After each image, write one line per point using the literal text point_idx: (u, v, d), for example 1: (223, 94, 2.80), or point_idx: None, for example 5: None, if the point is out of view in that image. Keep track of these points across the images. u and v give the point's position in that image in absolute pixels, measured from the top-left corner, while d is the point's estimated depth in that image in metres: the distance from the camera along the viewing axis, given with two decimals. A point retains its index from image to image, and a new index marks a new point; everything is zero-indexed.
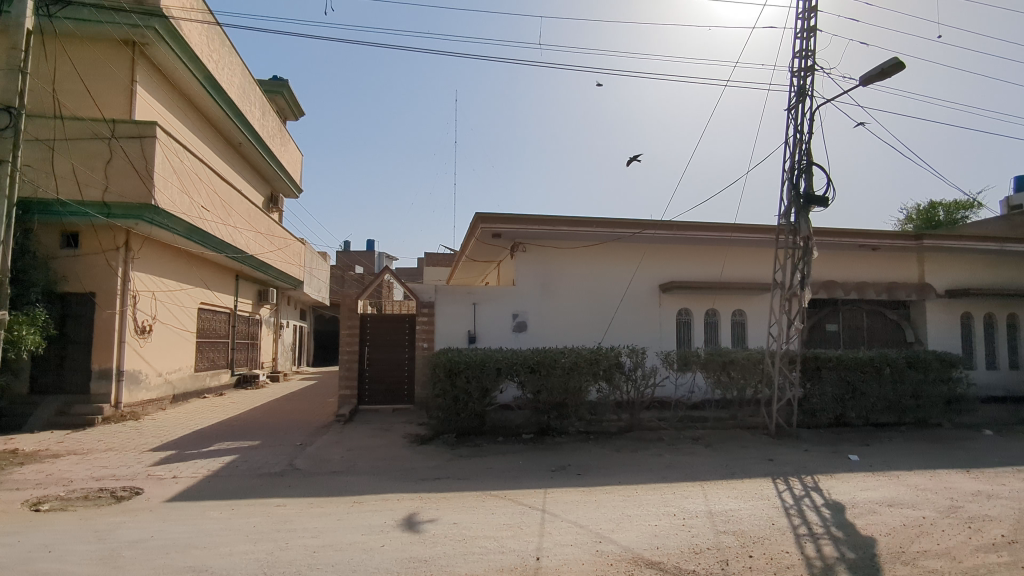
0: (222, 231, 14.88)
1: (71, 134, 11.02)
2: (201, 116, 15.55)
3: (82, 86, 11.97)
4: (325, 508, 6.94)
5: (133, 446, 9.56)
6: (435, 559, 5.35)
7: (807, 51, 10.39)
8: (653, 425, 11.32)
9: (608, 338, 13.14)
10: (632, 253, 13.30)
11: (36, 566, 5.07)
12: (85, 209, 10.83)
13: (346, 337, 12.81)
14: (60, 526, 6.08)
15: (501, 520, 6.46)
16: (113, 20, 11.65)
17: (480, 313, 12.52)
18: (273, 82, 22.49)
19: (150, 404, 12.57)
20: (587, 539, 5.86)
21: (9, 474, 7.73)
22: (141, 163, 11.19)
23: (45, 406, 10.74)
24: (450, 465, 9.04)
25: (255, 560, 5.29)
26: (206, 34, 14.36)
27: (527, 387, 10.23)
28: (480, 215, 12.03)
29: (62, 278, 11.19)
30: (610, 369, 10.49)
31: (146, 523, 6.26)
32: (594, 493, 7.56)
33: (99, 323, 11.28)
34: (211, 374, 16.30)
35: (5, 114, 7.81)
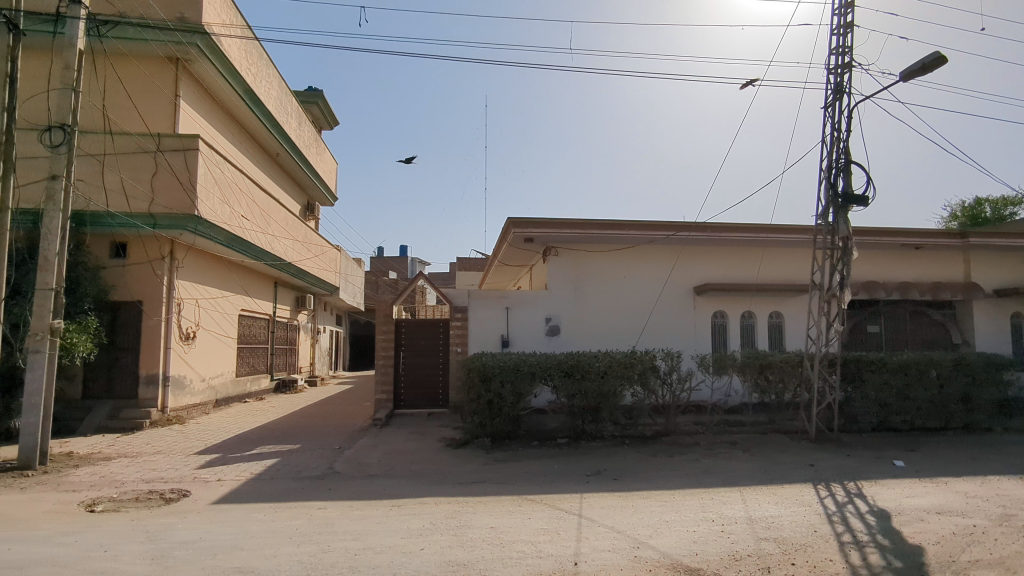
0: (261, 239, 15.24)
1: (120, 149, 11.47)
2: (241, 128, 15.98)
3: (129, 101, 12.41)
4: (363, 511, 7.06)
5: (180, 449, 9.89)
6: (474, 563, 5.40)
7: (844, 47, 10.18)
8: (690, 429, 11.17)
9: (642, 341, 13.04)
10: (665, 255, 13.20)
11: (94, 565, 5.28)
12: (133, 220, 11.22)
13: (382, 342, 12.99)
14: (114, 527, 6.32)
15: (538, 525, 6.48)
16: (158, 38, 12.09)
17: (513, 316, 12.57)
18: (308, 92, 22.99)
19: (194, 409, 12.97)
20: (625, 544, 5.83)
21: (66, 476, 8.06)
22: (185, 176, 11.58)
23: (96, 411, 11.16)
24: (485, 469, 9.09)
25: (299, 562, 5.41)
26: (245, 48, 14.78)
27: (561, 391, 10.22)
28: (513, 219, 12.10)
29: (112, 287, 11.62)
30: (646, 373, 10.41)
31: (194, 525, 6.46)
32: (631, 498, 7.52)
33: (148, 330, 11.68)
34: (251, 379, 16.71)
35: (60, 132, 8.15)
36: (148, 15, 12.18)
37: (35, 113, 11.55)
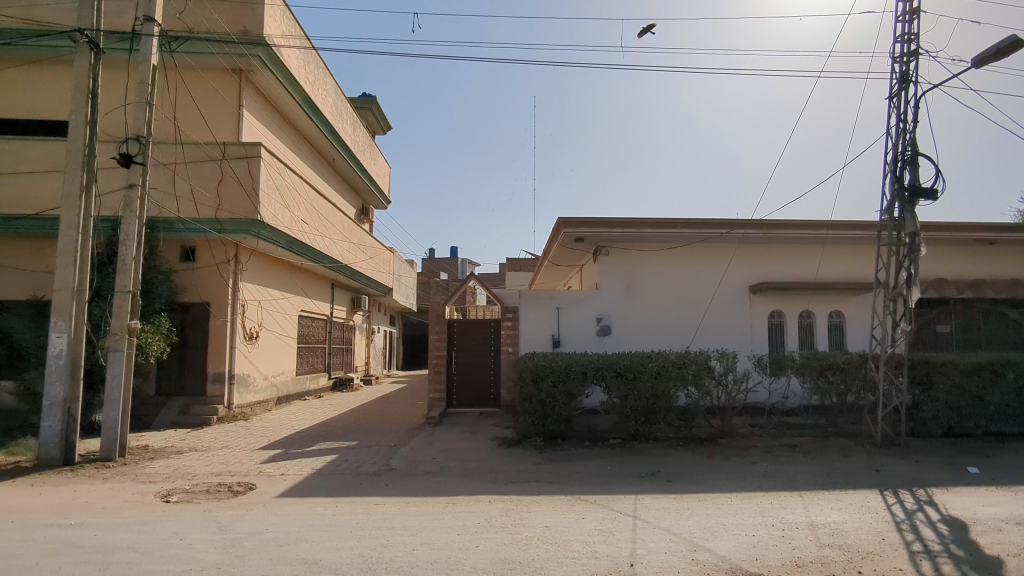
0: (319, 242, 15.76)
1: (189, 158, 12.06)
2: (299, 135, 16.54)
3: (196, 111, 13.01)
4: (420, 507, 7.20)
5: (245, 445, 10.31)
6: (530, 561, 5.43)
7: (910, 34, 9.74)
8: (746, 431, 10.91)
9: (695, 342, 12.82)
10: (719, 253, 12.92)
11: (170, 552, 5.58)
12: (201, 226, 11.78)
13: (434, 342, 13.21)
14: (188, 517, 6.66)
15: (593, 525, 6.46)
16: (223, 51, 12.67)
17: (564, 317, 12.55)
18: (362, 99, 23.54)
19: (258, 406, 13.52)
20: (682, 547, 5.75)
21: (143, 468, 8.54)
22: (249, 182, 12.09)
23: (168, 407, 11.80)
24: (538, 468, 9.13)
25: (360, 555, 5.57)
26: (303, 58, 15.31)
27: (614, 392, 10.13)
28: (563, 219, 12.08)
29: (182, 289, 12.23)
30: (700, 374, 10.23)
31: (261, 517, 6.73)
32: (687, 500, 7.41)
33: (214, 330, 12.25)
34: (311, 377, 17.29)
35: (136, 143, 8.64)
36: (214, 29, 12.76)
37: (114, 125, 12.26)
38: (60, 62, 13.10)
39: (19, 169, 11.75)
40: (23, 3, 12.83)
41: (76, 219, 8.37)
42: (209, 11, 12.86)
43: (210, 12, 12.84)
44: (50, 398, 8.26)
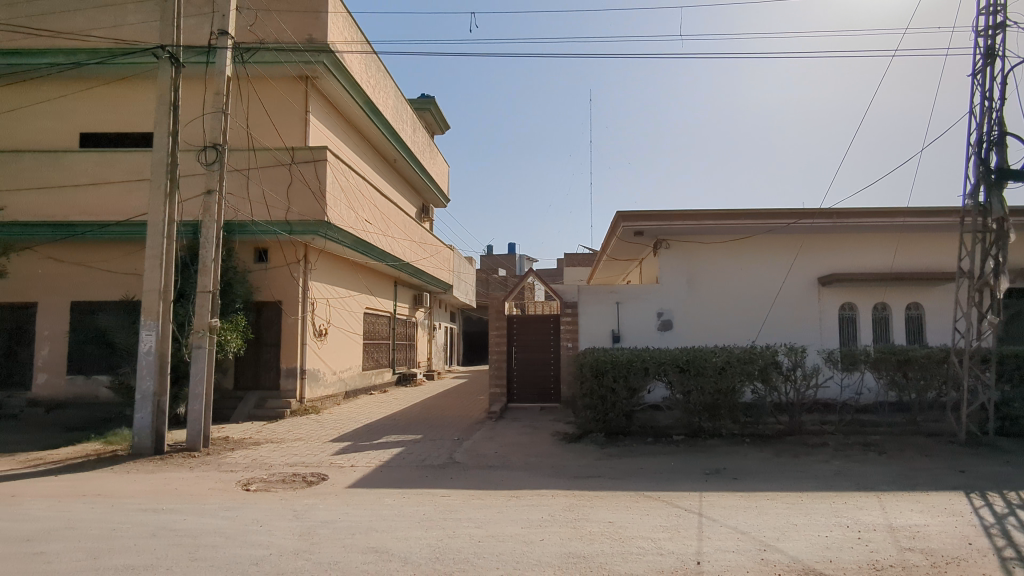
0: (382, 242, 16.20)
1: (261, 163, 12.62)
2: (362, 137, 17.03)
3: (267, 117, 13.61)
4: (484, 500, 7.34)
5: (317, 437, 10.76)
6: (595, 556, 5.44)
7: (996, 6, 9.11)
8: (817, 429, 10.53)
9: (762, 336, 12.44)
10: (786, 245, 12.48)
11: (252, 537, 5.91)
12: (273, 228, 12.35)
13: (495, 337, 13.35)
14: (267, 504, 7.03)
15: (657, 522, 6.40)
16: (291, 59, 13.20)
17: (624, 311, 12.42)
18: (421, 99, 23.96)
19: (328, 400, 14.07)
20: (752, 546, 5.62)
21: (225, 458, 9.07)
22: (316, 184, 12.54)
23: (246, 400, 12.46)
24: (600, 464, 9.11)
25: (428, 545, 5.73)
26: (365, 63, 15.77)
27: (676, 387, 9.94)
28: (621, 213, 11.95)
29: (257, 289, 12.84)
30: (767, 369, 9.93)
31: (334, 506, 7.04)
32: (754, 499, 7.23)
33: (286, 327, 12.81)
34: (376, 372, 17.80)
35: (213, 151, 9.12)
36: (282, 39, 13.33)
37: (192, 134, 13.00)
38: (144, 77, 13.97)
39: (109, 179, 12.61)
40: (110, 24, 13.76)
41: (161, 224, 8.94)
42: (277, 22, 13.50)
43: (278, 23, 13.44)
44: (143, 391, 8.86)
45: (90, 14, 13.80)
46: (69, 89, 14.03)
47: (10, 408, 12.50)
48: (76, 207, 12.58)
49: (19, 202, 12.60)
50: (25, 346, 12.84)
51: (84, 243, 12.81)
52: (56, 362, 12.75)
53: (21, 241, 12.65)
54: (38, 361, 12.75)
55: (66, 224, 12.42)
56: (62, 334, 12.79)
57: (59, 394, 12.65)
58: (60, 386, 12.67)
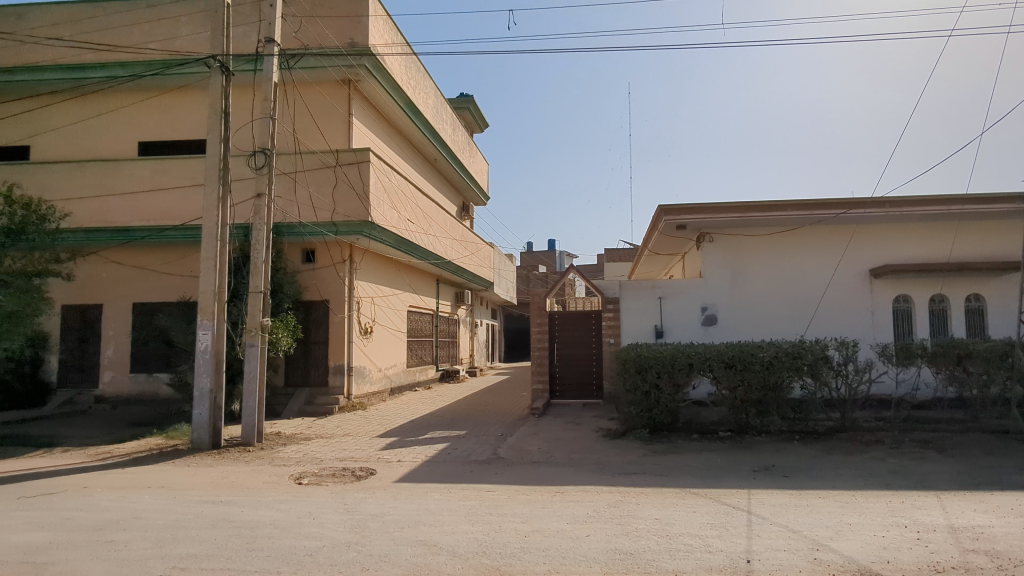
0: (424, 240, 16.41)
1: (307, 166, 12.93)
2: (403, 138, 17.28)
3: (312, 121, 13.96)
4: (530, 496, 7.39)
5: (364, 432, 11.03)
6: (642, 553, 5.41)
7: None
8: (871, 426, 10.19)
9: (811, 331, 12.10)
10: (835, 236, 12.11)
11: (305, 529, 6.11)
12: (320, 229, 12.67)
13: (537, 334, 13.38)
14: (319, 498, 7.25)
15: (705, 519, 6.34)
16: (334, 63, 13.50)
17: (667, 307, 12.27)
18: (460, 99, 24.17)
19: (374, 396, 14.38)
20: (803, 545, 5.51)
21: (278, 452, 9.38)
22: (360, 185, 12.78)
23: (297, 397, 12.85)
24: (645, 460, 9.04)
25: (475, 540, 5.81)
26: (405, 64, 15.99)
27: (722, 383, 9.77)
28: (662, 206, 11.81)
29: (305, 289, 13.21)
30: (817, 364, 9.66)
31: (383, 500, 7.21)
32: (805, 497, 7.07)
33: (333, 326, 13.13)
34: (420, 369, 18.06)
35: (262, 155, 9.41)
36: (325, 44, 13.67)
37: (242, 141, 13.44)
38: (196, 86, 14.51)
39: (165, 185, 13.13)
40: (163, 36, 14.34)
41: (215, 227, 9.30)
42: (321, 28, 13.84)
43: (322, 29, 13.79)
44: (200, 388, 9.24)
45: (146, 28, 14.40)
46: (128, 101, 14.69)
47: (80, 404, 13.23)
48: (136, 213, 13.16)
49: (84, 209, 13.26)
50: (92, 345, 13.55)
51: (143, 247, 13.41)
52: (120, 361, 13.41)
53: (86, 246, 13.31)
54: (104, 360, 13.44)
55: (126, 229, 13.02)
56: (125, 335, 13.43)
57: (123, 391, 13.31)
58: (124, 384, 13.33)
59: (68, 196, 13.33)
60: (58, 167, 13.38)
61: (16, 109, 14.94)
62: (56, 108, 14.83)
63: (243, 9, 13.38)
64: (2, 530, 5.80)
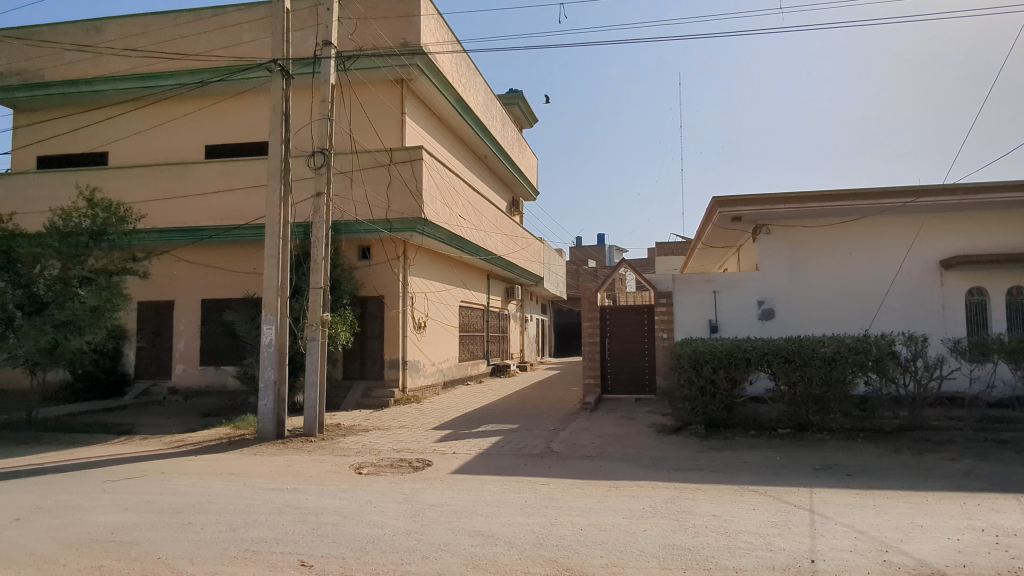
0: (475, 236, 16.56)
1: (363, 165, 13.25)
2: (454, 135, 17.48)
3: (366, 120, 14.29)
4: (585, 490, 7.38)
5: (420, 425, 11.25)
6: (700, 549, 5.34)
7: None
8: (942, 424, 9.72)
9: (876, 325, 11.62)
10: (901, 225, 11.60)
11: (367, 517, 6.29)
12: (375, 226, 12.96)
13: (588, 329, 13.33)
14: (379, 487, 7.47)
15: (765, 516, 6.20)
16: (387, 64, 13.78)
17: (722, 300, 12.00)
18: (510, 94, 24.30)
19: (428, 389, 14.65)
20: (872, 547, 5.33)
21: (338, 442, 9.69)
22: (413, 182, 13.00)
23: (354, 389, 13.22)
24: (701, 456, 8.91)
25: (532, 531, 5.86)
26: (456, 62, 16.16)
27: (780, 379, 9.51)
28: (717, 198, 11.56)
29: (361, 285, 13.56)
30: (883, 359, 9.28)
31: (440, 490, 7.36)
32: (871, 497, 6.83)
33: (389, 321, 13.44)
34: (472, 364, 18.28)
35: (321, 156, 9.70)
36: (379, 45, 13.95)
37: (301, 141, 13.88)
38: (259, 90, 15.03)
39: (231, 186, 13.68)
40: (227, 43, 14.92)
41: (277, 226, 9.64)
42: (375, 29, 14.11)
43: (376, 29, 14.06)
44: (265, 380, 9.63)
45: (211, 35, 15.00)
46: (196, 106, 15.36)
47: (155, 395, 14.00)
48: (204, 213, 13.78)
49: (156, 211, 13.98)
50: (164, 340, 14.28)
51: (210, 246, 14.05)
52: (190, 354, 14.10)
53: (159, 245, 14.05)
54: (176, 354, 14.17)
55: (195, 229, 13.65)
56: (195, 329, 14.11)
57: (193, 383, 14.00)
58: (194, 376, 14.02)
59: (142, 198, 14.06)
60: (133, 171, 14.14)
61: (96, 118, 15.88)
62: (130, 115, 15.67)
63: (301, 14, 13.78)
64: (90, 510, 6.21)
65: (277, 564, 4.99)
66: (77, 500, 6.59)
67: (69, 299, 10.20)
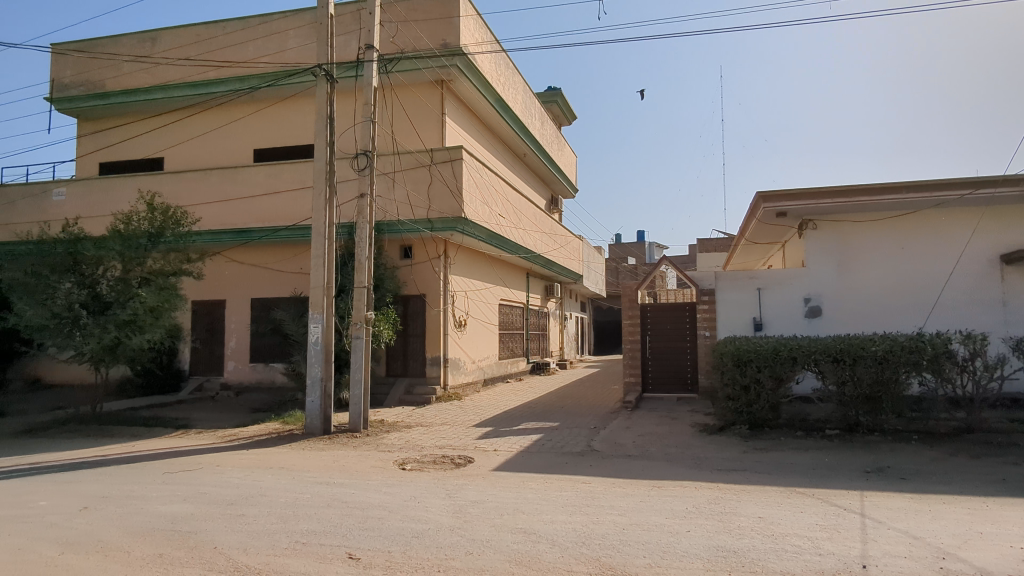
0: (515, 234, 16.62)
1: (404, 166, 13.44)
2: (493, 134, 17.58)
3: (408, 122, 14.50)
4: (627, 489, 7.35)
5: (461, 422, 11.37)
6: (746, 551, 5.28)
7: None
8: (1003, 427, 9.27)
9: (931, 323, 11.18)
10: (958, 218, 11.14)
11: (411, 512, 6.42)
12: (417, 226, 13.16)
13: (629, 327, 13.23)
14: (423, 483, 7.60)
15: (813, 520, 6.07)
16: (428, 65, 13.96)
17: (767, 298, 11.76)
18: (548, 92, 24.26)
19: (468, 387, 14.78)
20: (927, 553, 5.15)
21: (382, 438, 9.89)
22: (453, 182, 13.12)
23: (397, 386, 13.45)
24: (745, 456, 8.76)
25: (574, 530, 5.87)
26: (495, 61, 16.26)
27: (829, 378, 9.26)
28: (761, 193, 11.30)
29: (403, 283, 13.78)
30: (938, 359, 8.91)
31: (482, 487, 7.44)
32: (927, 502, 6.58)
33: (430, 319, 13.63)
34: (512, 361, 18.36)
35: (364, 157, 9.89)
36: (419, 47, 14.13)
37: (345, 143, 14.20)
38: (305, 94, 15.42)
39: (278, 188, 14.07)
40: (273, 50, 15.34)
41: (323, 227, 9.88)
42: (415, 31, 14.28)
43: (416, 31, 14.25)
44: (312, 377, 9.91)
45: (258, 43, 15.46)
46: (245, 112, 15.87)
47: (208, 390, 14.54)
48: (253, 215, 14.20)
49: (208, 213, 14.51)
50: (217, 338, 14.82)
51: (259, 246, 14.51)
52: (241, 351, 14.59)
53: (211, 246, 14.59)
54: (227, 351, 14.69)
55: (245, 230, 14.12)
56: (245, 328, 14.60)
57: (244, 379, 14.49)
58: (245, 372, 14.52)
59: (195, 201, 14.60)
60: (186, 176, 14.69)
61: (152, 125, 16.58)
62: (183, 122, 16.32)
63: (344, 19, 14.10)
64: (152, 500, 6.51)
65: (326, 556, 5.14)
66: (139, 490, 6.92)
67: (130, 298, 10.74)
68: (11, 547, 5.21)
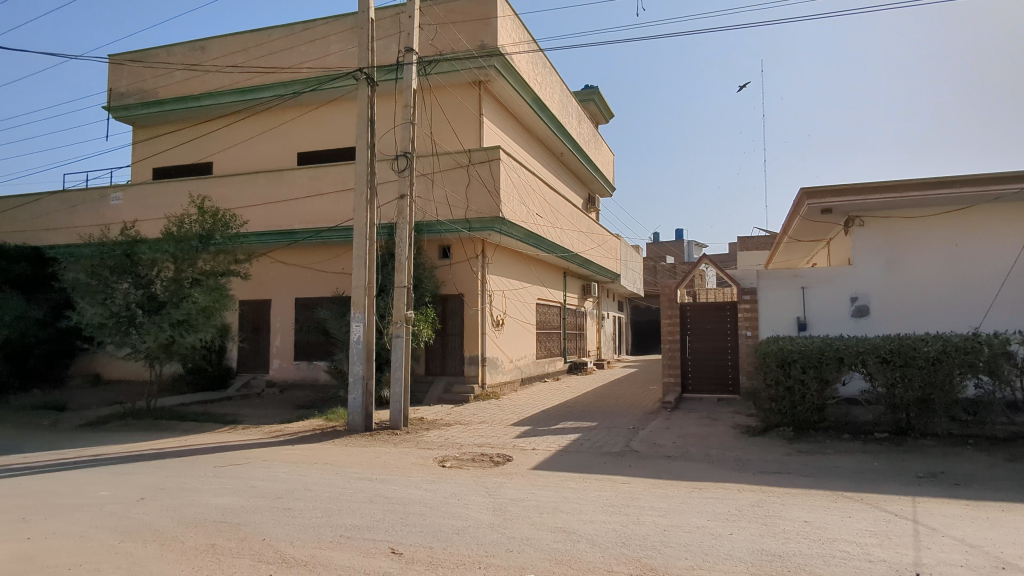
0: (552, 233, 16.61)
1: (442, 166, 13.56)
2: (530, 134, 17.61)
3: (446, 122, 14.64)
4: (667, 490, 7.27)
5: (498, 421, 11.42)
6: (792, 556, 5.17)
7: None
8: None
9: (987, 323, 10.73)
10: (1015, 214, 10.69)
11: (451, 509, 6.50)
12: (455, 226, 13.30)
13: (668, 326, 13.07)
14: (462, 480, 7.68)
15: (861, 525, 5.90)
16: (466, 67, 14.08)
17: (811, 297, 11.48)
18: (584, 91, 24.11)
19: (506, 386, 14.84)
20: (985, 562, 4.95)
21: (422, 436, 10.03)
22: (491, 182, 13.20)
23: (436, 384, 13.61)
24: (789, 459, 8.56)
25: (614, 530, 5.85)
26: (532, 61, 16.27)
27: (877, 380, 8.98)
28: (806, 189, 11.04)
29: (442, 283, 13.94)
30: (995, 360, 8.56)
31: (521, 485, 7.47)
32: (985, 509, 6.32)
33: (468, 318, 13.74)
34: (549, 361, 18.35)
35: (404, 158, 10.03)
36: (457, 48, 14.27)
37: (385, 145, 14.45)
38: (346, 98, 15.74)
39: (320, 191, 14.39)
40: (316, 55, 15.68)
41: (364, 227, 10.05)
42: (453, 33, 14.41)
43: (454, 33, 14.38)
44: (355, 375, 10.11)
45: (302, 48, 15.83)
46: (289, 116, 16.28)
47: (255, 387, 14.99)
48: (296, 217, 14.55)
49: (253, 215, 14.94)
50: (262, 336, 15.26)
51: (302, 247, 14.88)
52: (285, 349, 14.99)
53: (257, 247, 15.02)
54: (273, 349, 15.11)
55: (289, 232, 14.48)
56: (289, 326, 15.00)
57: (288, 376, 14.88)
58: (289, 369, 14.91)
59: (241, 204, 15.05)
60: (234, 179, 15.17)
61: (201, 130, 17.17)
62: (230, 127, 16.85)
63: (384, 23, 14.35)
64: (204, 493, 6.76)
65: (370, 550, 5.25)
66: (192, 483, 7.19)
67: (183, 298, 11.17)
68: (75, 534, 5.49)
